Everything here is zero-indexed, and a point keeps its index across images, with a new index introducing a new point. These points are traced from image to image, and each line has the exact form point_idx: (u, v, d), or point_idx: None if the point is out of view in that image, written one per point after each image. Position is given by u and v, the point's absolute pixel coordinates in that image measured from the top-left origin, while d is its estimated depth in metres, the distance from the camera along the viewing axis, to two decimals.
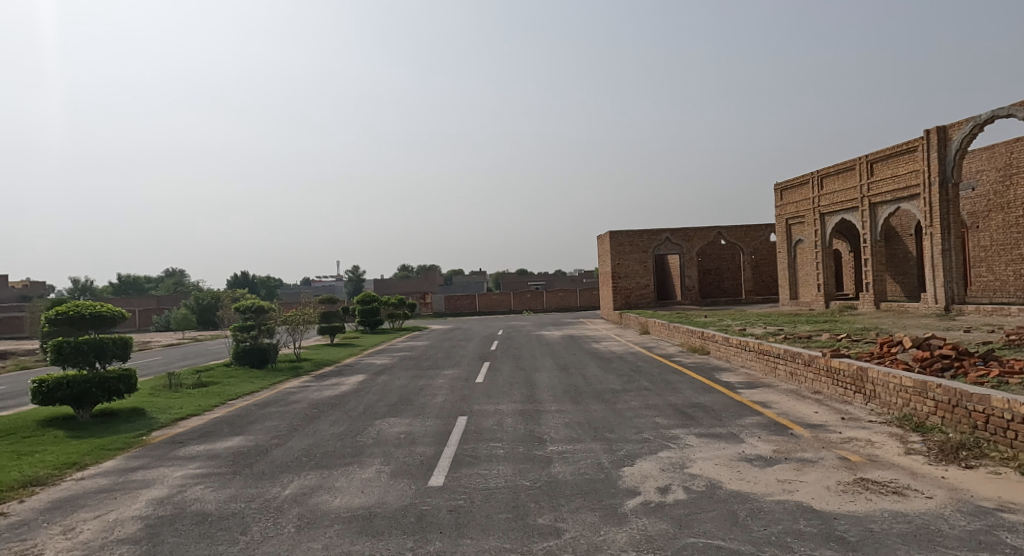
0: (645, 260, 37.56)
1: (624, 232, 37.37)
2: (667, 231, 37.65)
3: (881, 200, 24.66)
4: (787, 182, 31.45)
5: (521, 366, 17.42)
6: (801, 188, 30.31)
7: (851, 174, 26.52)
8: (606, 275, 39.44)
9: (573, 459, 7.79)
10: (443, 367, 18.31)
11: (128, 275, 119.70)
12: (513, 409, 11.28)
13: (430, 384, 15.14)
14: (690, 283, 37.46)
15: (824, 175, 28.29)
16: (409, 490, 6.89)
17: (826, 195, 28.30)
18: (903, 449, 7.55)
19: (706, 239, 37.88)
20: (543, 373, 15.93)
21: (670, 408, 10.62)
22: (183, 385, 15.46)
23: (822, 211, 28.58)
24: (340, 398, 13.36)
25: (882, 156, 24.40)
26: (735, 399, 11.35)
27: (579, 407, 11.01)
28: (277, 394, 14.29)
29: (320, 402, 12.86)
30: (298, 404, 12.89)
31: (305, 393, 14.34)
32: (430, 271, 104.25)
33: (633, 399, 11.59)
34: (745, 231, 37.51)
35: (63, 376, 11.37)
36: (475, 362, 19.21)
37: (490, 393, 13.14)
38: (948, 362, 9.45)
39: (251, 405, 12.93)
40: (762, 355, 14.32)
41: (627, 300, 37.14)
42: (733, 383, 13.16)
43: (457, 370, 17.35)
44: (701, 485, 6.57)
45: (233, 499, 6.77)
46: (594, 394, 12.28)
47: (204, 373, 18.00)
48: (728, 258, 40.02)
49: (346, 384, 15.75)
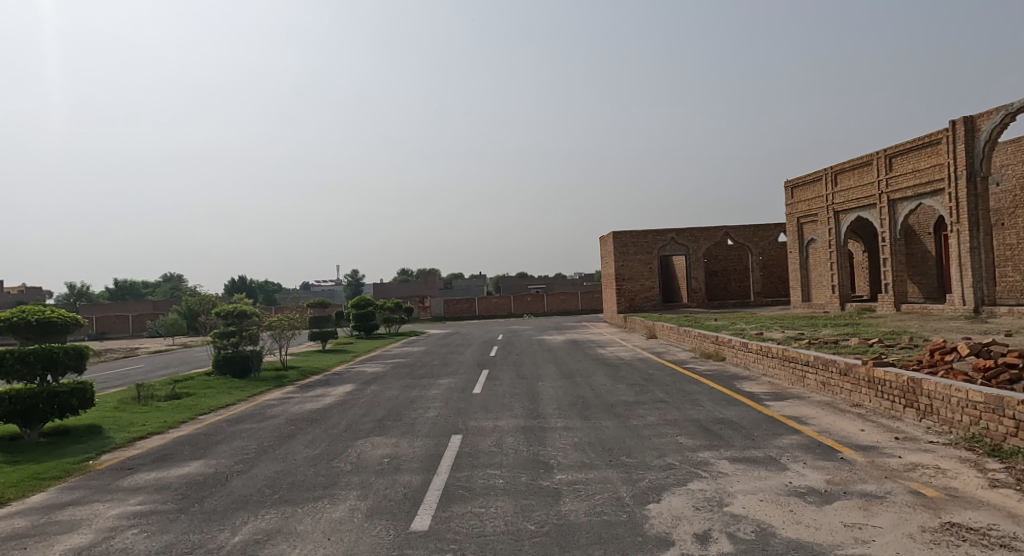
0: (650, 261, 36.25)
1: (628, 232, 36.15)
2: (672, 231, 36.49)
3: (901, 196, 23.39)
4: (798, 179, 30.19)
5: (522, 375, 16.17)
6: (813, 185, 29.10)
7: (868, 170, 25.28)
8: (609, 277, 38.20)
9: (587, 492, 6.49)
10: (438, 376, 17.05)
11: (126, 281, 119.28)
12: (514, 426, 10.02)
13: (422, 395, 13.88)
14: (696, 285, 36.17)
15: (839, 171, 27.07)
16: (386, 537, 5.59)
17: (840, 191, 27.05)
18: (986, 481, 6.25)
19: (712, 240, 36.65)
20: (546, 382, 14.66)
21: (692, 426, 9.35)
22: (154, 397, 14.17)
23: (835, 208, 27.38)
24: (321, 412, 12.07)
25: (902, 149, 23.18)
26: (765, 414, 10.08)
27: (589, 424, 9.74)
28: (254, 407, 13.03)
29: (300, 418, 11.58)
30: (276, 419, 11.62)
31: (285, 407, 13.05)
32: (431, 275, 103.22)
33: (649, 414, 10.31)
34: (753, 232, 36.30)
35: (6, 392, 10.08)
36: (473, 370, 17.94)
37: (488, 406, 11.86)
38: (1017, 373, 8.15)
39: (222, 420, 11.65)
40: (788, 362, 13.03)
41: (632, 302, 35.90)
42: (758, 394, 11.89)
43: (452, 380, 16.05)
44: (749, 531, 5.28)
45: (167, 551, 5.47)
46: (605, 408, 11.01)
47: (181, 381, 17.07)
48: (736, 260, 38.72)
49: (331, 395, 14.50)
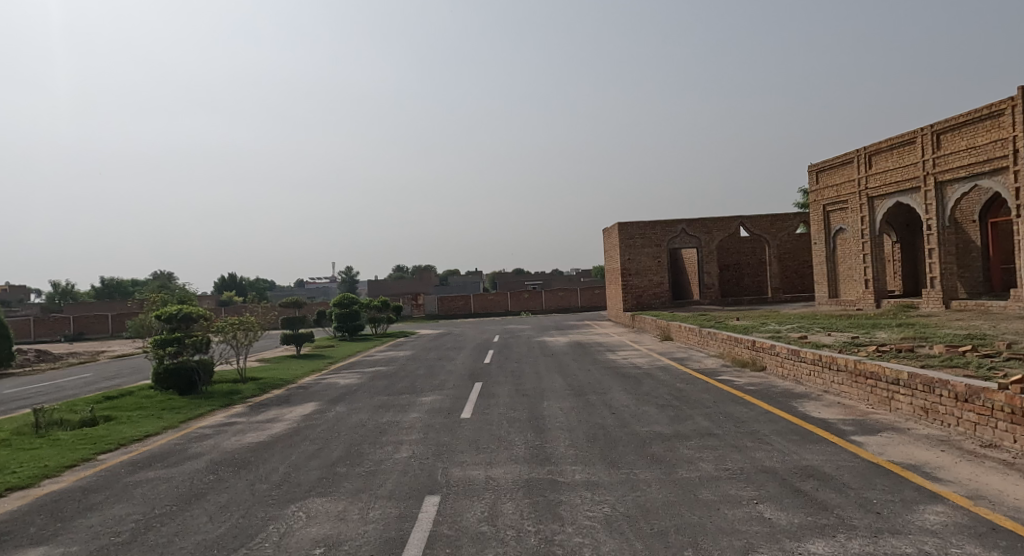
0: (659, 254, 33.43)
1: (635, 224, 33.32)
2: (682, 222, 33.71)
3: (952, 178, 20.60)
4: (824, 163, 27.39)
5: (522, 390, 13.31)
6: (841, 168, 26.29)
7: (909, 150, 22.48)
8: (614, 272, 35.39)
9: None
10: (420, 390, 14.18)
11: (113, 280, 116.12)
12: (515, 480, 7.14)
13: (398, 420, 11.03)
14: (709, 281, 33.38)
15: (872, 152, 24.28)
16: None
17: (875, 175, 24.22)
18: None
19: (726, 231, 33.87)
20: (553, 402, 11.78)
21: (773, 483, 6.47)
22: (60, 425, 11.24)
23: (869, 194, 24.60)
24: (260, 450, 9.16)
25: (952, 123, 20.38)
26: (865, 459, 7.23)
27: (621, 478, 6.87)
28: (178, 439, 10.11)
29: (229, 459, 8.69)
30: (196, 461, 8.72)
31: (218, 438, 10.15)
32: (426, 272, 100.27)
33: (701, 460, 7.45)
34: (771, 222, 33.52)
35: None
36: (465, 383, 15.10)
37: (479, 441, 8.98)
38: None
39: (124, 462, 8.74)
40: (863, 379, 10.19)
41: (639, 299, 33.10)
42: (835, 424, 9.04)
43: (437, 397, 13.18)
44: None
45: None
46: (636, 447, 8.14)
47: (111, 399, 14.09)
48: (750, 253, 35.92)
49: (285, 420, 11.60)
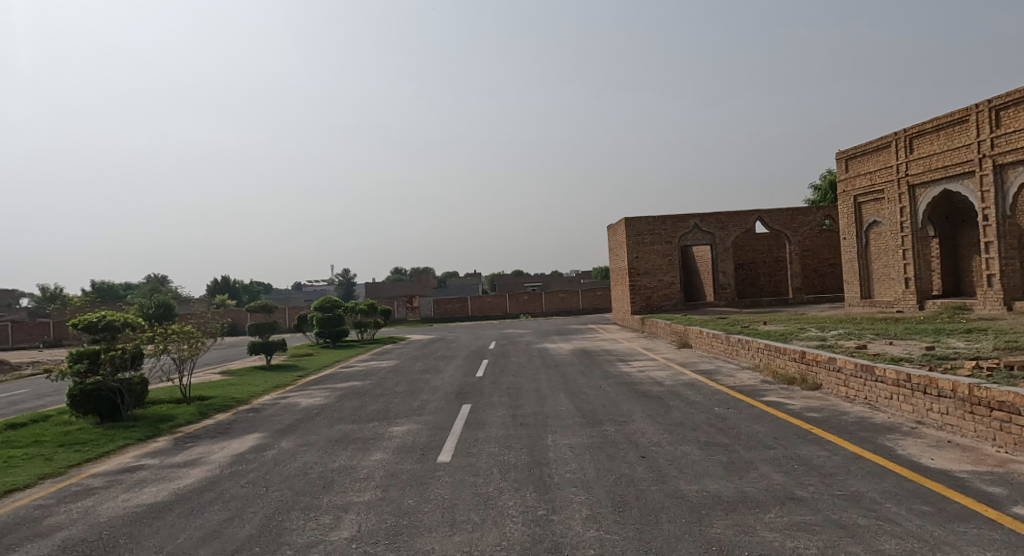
0: (670, 252, 30.70)
1: (643, 219, 30.61)
2: (695, 217, 31.01)
3: (1014, 160, 17.89)
4: (854, 149, 24.66)
5: (521, 417, 10.60)
6: (875, 154, 23.58)
7: (960, 131, 19.74)
8: (621, 272, 32.70)
9: None
10: (394, 416, 11.45)
11: (103, 284, 113.21)
12: None
13: (354, 464, 8.28)
14: (725, 281, 30.69)
15: (914, 135, 21.56)
16: None
17: (917, 160, 21.49)
18: None
19: (743, 226, 31.17)
20: (560, 437, 9.07)
21: None
22: None
23: (910, 181, 21.90)
24: (144, 521, 6.42)
25: (1014, 97, 17.67)
26: None
27: None
28: (45, 498, 7.36)
29: (87, 540, 5.93)
30: (41, 543, 5.96)
31: (103, 496, 7.41)
32: (422, 273, 97.85)
33: None
34: (791, 216, 30.84)
35: None
36: (451, 405, 12.40)
37: (457, 509, 6.25)
38: None
39: None
40: (985, 411, 7.46)
41: (648, 302, 30.43)
42: (969, 480, 6.31)
43: (413, 427, 10.46)
44: None
45: None
46: (690, 529, 5.40)
47: (9, 430, 11.30)
48: (768, 251, 33.20)
49: (209, 462, 8.87)
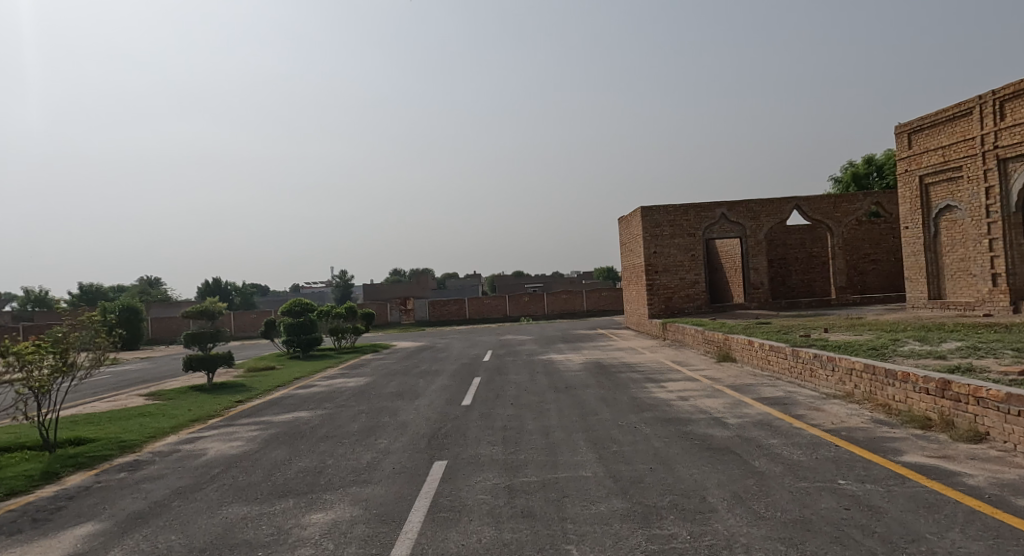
0: (694, 247, 26.57)
1: (662, 208, 26.51)
2: (721, 206, 26.91)
3: None
4: (920, 120, 20.56)
5: (520, 497, 6.51)
6: (951, 124, 19.47)
7: None
8: (636, 269, 28.57)
9: None
10: (324, 486, 7.35)
11: (87, 286, 109.00)
12: None
13: None
14: (757, 279, 26.61)
15: (1006, 97, 17.45)
16: None
17: (1011, 127, 17.36)
18: None
19: (777, 216, 27.05)
20: None
21: None
22: None
23: (1000, 155, 17.77)
24: None
25: None
26: None
27: None
28: None
29: None
30: None
31: None
32: (420, 275, 93.47)
33: None
34: (833, 204, 26.72)
35: None
36: (417, 460, 8.31)
37: None
38: None
39: None
40: None
41: (669, 303, 26.34)
42: None
43: (344, 514, 6.35)
44: None
45: None
46: None
47: None
48: (804, 245, 29.07)
49: None
